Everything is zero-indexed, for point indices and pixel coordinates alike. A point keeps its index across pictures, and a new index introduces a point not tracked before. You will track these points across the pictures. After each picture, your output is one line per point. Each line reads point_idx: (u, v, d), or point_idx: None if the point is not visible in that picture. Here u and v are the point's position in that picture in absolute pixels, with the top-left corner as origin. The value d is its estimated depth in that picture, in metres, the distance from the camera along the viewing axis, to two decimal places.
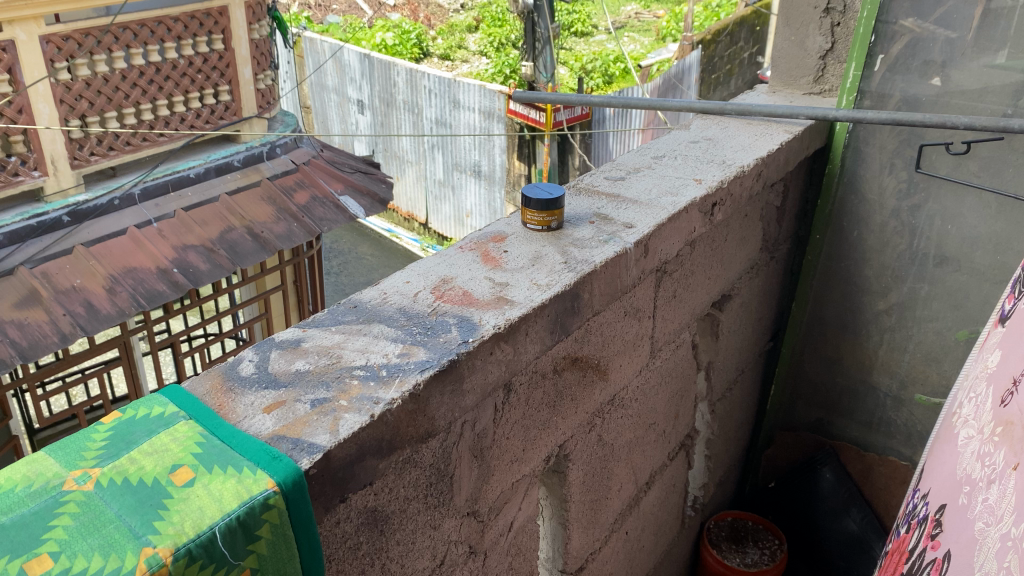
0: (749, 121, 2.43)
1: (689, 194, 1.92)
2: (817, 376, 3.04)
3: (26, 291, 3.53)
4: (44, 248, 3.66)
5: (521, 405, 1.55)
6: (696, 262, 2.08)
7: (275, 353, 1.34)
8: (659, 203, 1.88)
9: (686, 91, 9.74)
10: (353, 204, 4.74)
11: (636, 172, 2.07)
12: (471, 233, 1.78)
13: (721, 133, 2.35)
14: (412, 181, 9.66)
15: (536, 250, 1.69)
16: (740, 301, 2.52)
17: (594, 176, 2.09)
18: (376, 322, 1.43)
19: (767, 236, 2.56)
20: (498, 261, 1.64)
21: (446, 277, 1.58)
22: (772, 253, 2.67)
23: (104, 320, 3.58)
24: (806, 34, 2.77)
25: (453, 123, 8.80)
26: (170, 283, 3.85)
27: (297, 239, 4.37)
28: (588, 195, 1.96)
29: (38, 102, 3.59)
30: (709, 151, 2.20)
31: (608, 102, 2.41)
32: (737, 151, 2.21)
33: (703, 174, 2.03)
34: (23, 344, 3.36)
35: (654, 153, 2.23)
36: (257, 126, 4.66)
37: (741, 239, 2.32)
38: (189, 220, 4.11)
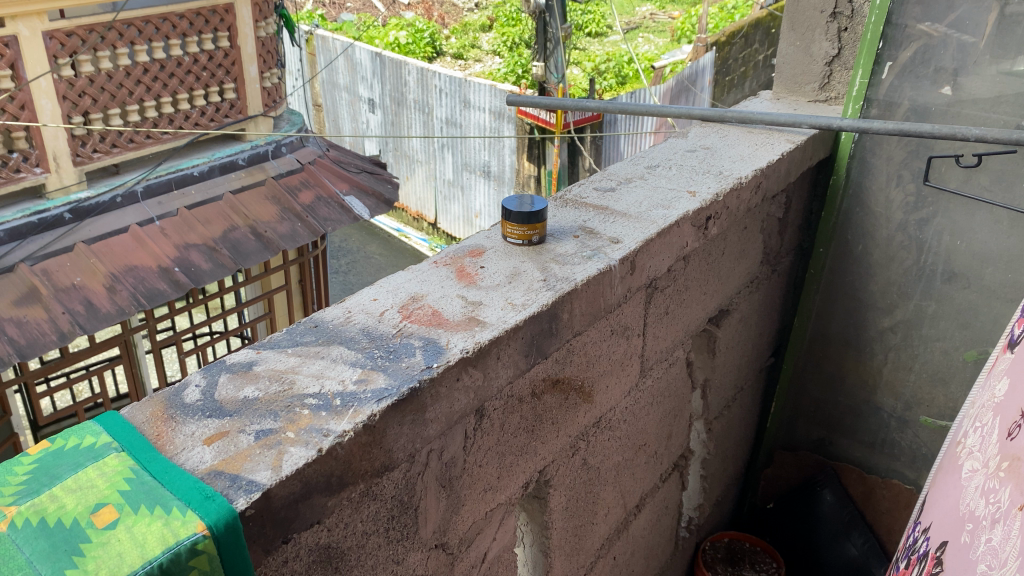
0: (750, 130, 2.38)
1: (682, 207, 1.87)
2: (818, 393, 2.98)
3: (26, 288, 3.50)
4: (44, 245, 3.64)
5: (495, 431, 1.51)
6: (689, 279, 2.03)
7: (223, 377, 1.29)
8: (649, 216, 1.83)
9: (699, 94, 9.67)
10: (357, 205, 4.68)
11: (626, 183, 2.02)
12: (448, 247, 1.74)
13: (719, 142, 2.30)
14: (421, 181, 9.62)
15: (514, 266, 1.64)
16: (738, 317, 2.47)
17: (584, 187, 2.04)
18: (336, 344, 1.38)
19: (769, 248, 2.51)
20: (473, 277, 1.60)
21: (416, 294, 1.54)
22: (773, 265, 2.61)
23: (103, 319, 3.55)
24: (812, 40, 2.73)
25: (464, 123, 8.76)
26: (171, 282, 3.82)
27: (301, 239, 4.33)
28: (576, 207, 1.91)
29: (41, 98, 3.57)
30: (706, 161, 2.14)
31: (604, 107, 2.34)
32: (735, 162, 2.15)
33: (697, 186, 1.98)
34: (21, 343, 3.34)
35: (648, 162, 2.18)
36: (263, 124, 4.63)
37: (739, 253, 2.27)
38: (192, 219, 4.08)
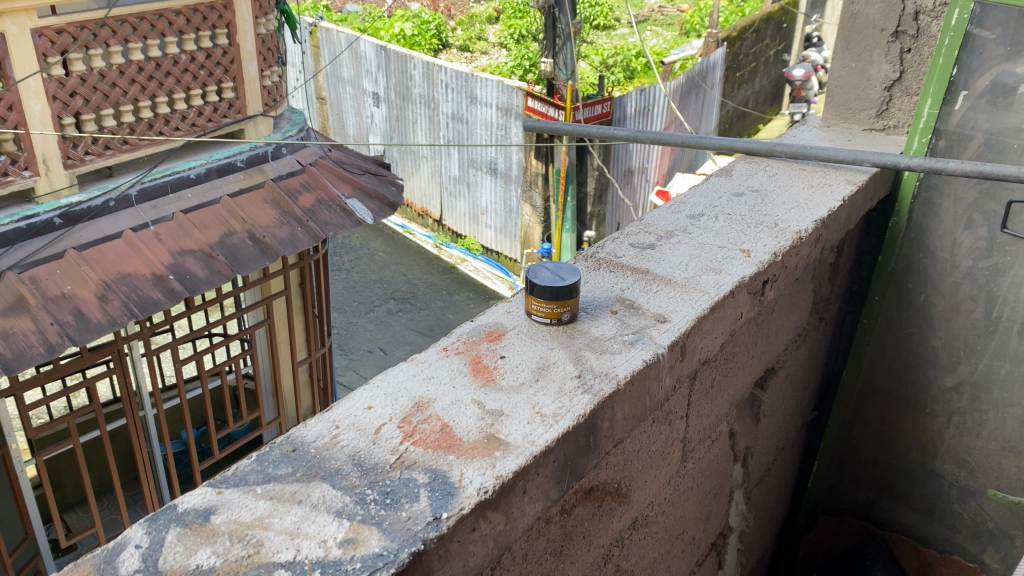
0: (802, 167, 2.46)
1: (737, 271, 1.88)
2: (870, 456, 3.07)
3: (13, 297, 3.35)
4: (33, 252, 3.47)
5: (519, 566, 1.43)
6: (733, 358, 2.00)
7: (172, 534, 1.14)
8: (700, 285, 1.82)
9: (709, 90, 9.50)
10: (360, 208, 4.53)
11: (667, 239, 2.03)
12: (464, 328, 1.68)
13: (767, 182, 2.37)
14: (426, 176, 9.45)
15: (541, 356, 1.58)
16: (784, 373, 2.45)
17: (618, 242, 2.04)
18: (319, 482, 1.24)
19: (818, 297, 2.55)
20: (491, 374, 1.52)
21: (420, 400, 1.45)
22: (821, 313, 2.64)
23: (94, 330, 3.41)
24: (870, 61, 2.79)
25: (470, 118, 8.59)
26: (165, 291, 3.67)
27: (301, 244, 4.18)
28: (612, 270, 1.90)
29: (30, 98, 3.41)
30: (756, 208, 2.20)
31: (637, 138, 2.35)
32: (791, 209, 2.19)
33: (746, 243, 2.01)
34: (7, 356, 3.19)
35: (691, 211, 2.21)
36: (263, 124, 4.49)
37: (787, 314, 2.27)
38: (188, 223, 3.93)
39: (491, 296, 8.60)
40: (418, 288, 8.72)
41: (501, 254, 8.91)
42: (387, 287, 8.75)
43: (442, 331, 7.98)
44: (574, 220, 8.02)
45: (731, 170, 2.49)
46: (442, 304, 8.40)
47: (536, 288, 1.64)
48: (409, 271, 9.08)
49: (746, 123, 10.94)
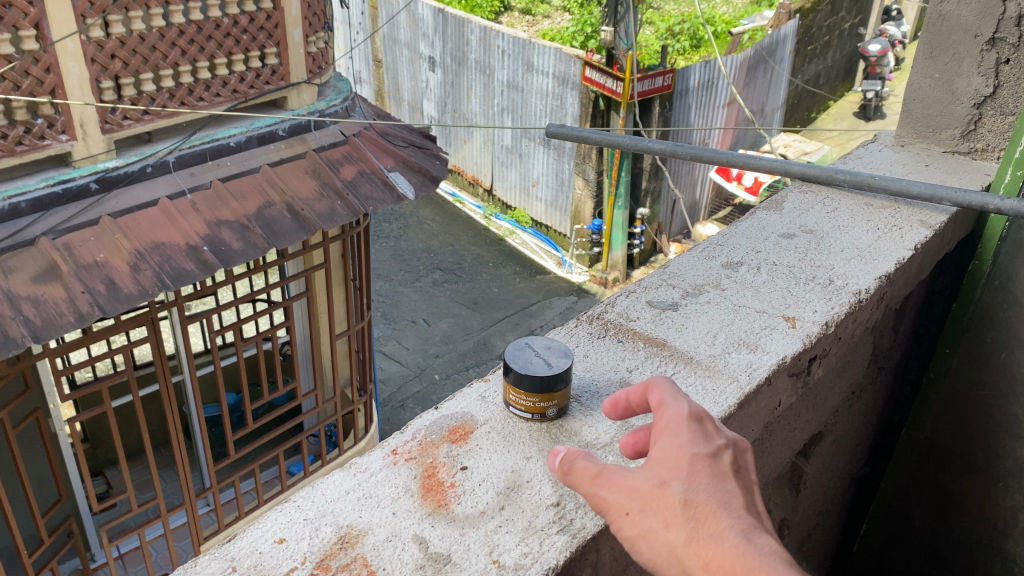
0: (870, 201, 2.57)
1: (780, 351, 1.83)
2: (926, 525, 2.74)
3: (46, 264, 3.30)
4: (68, 217, 3.43)
5: None
6: (772, 444, 1.96)
7: None
8: (728, 369, 1.77)
9: (777, 66, 9.09)
10: (402, 182, 4.38)
11: (693, 299, 2.04)
12: (422, 422, 1.63)
13: (824, 222, 2.45)
14: (479, 145, 9.29)
15: (510, 471, 1.51)
16: (831, 438, 2.32)
17: (635, 300, 2.04)
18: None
19: (878, 349, 2.43)
20: (447, 501, 1.44)
21: (351, 530, 1.37)
22: (881, 365, 2.50)
23: (125, 301, 3.34)
24: (960, 74, 2.88)
25: (526, 86, 8.37)
26: (198, 262, 3.59)
27: (339, 219, 4.06)
28: (632, 341, 1.87)
29: (67, 60, 3.32)
30: (809, 255, 2.26)
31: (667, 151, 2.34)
32: (847, 260, 2.23)
33: (791, 308, 2.01)
34: (37, 323, 3.15)
35: (727, 258, 2.25)
36: (306, 92, 4.36)
37: (837, 384, 2.20)
38: (226, 192, 3.85)
39: (538, 271, 8.45)
40: (464, 259, 8.61)
41: (551, 229, 8.73)
42: (433, 257, 8.66)
43: (485, 304, 7.86)
44: (626, 196, 7.79)
45: (780, 203, 2.58)
46: (487, 277, 8.29)
47: (515, 377, 1.60)
48: (456, 241, 8.97)
49: (814, 100, 10.48)
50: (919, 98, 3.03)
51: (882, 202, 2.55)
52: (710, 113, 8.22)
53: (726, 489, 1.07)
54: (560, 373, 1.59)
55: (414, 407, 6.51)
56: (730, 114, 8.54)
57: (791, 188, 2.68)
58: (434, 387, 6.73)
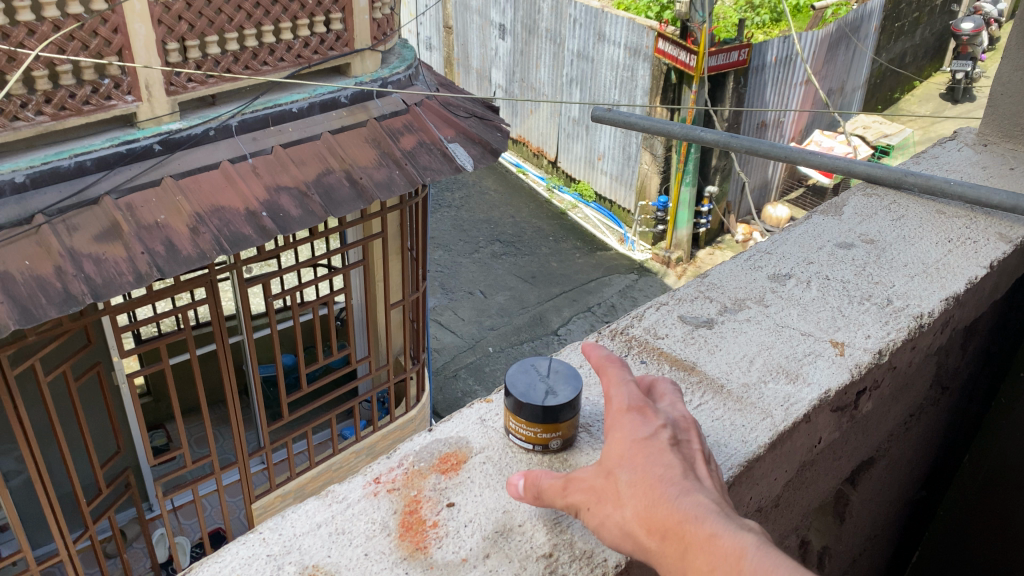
0: (942, 209, 2.44)
1: (822, 381, 1.73)
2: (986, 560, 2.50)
3: (108, 223, 3.35)
4: (131, 177, 3.48)
5: None
6: (815, 475, 1.87)
7: None
8: (762, 403, 1.66)
9: (860, 43, 8.72)
10: (461, 153, 4.32)
11: (729, 316, 1.93)
12: (411, 448, 1.60)
13: (888, 232, 2.32)
14: (546, 116, 9.17)
15: (498, 511, 1.45)
16: (884, 464, 2.20)
17: (667, 313, 1.95)
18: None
19: (942, 369, 2.27)
20: (426, 544, 1.39)
21: (317, 570, 1.35)
22: (946, 386, 2.34)
23: (183, 263, 3.38)
24: None
25: (596, 57, 8.19)
26: (257, 227, 3.61)
27: (397, 188, 4.03)
28: (661, 361, 1.78)
29: (134, 21, 3.33)
30: (866, 270, 2.14)
31: (728, 142, 2.33)
32: (910, 278, 2.10)
33: (841, 331, 1.89)
34: (97, 282, 3.20)
35: (777, 270, 2.14)
36: (370, 59, 4.33)
37: (893, 409, 2.07)
38: (287, 158, 3.86)
39: (599, 247, 8.34)
40: (525, 232, 8.54)
41: (615, 204, 8.59)
42: (494, 228, 8.62)
43: (544, 278, 7.80)
44: (695, 173, 7.56)
45: (840, 209, 2.45)
46: (547, 251, 8.22)
47: (515, 402, 1.54)
48: (518, 213, 8.91)
49: (898, 80, 10.03)
50: (1006, 91, 2.84)
51: (955, 213, 2.40)
52: (787, 91, 7.93)
53: (662, 460, 1.21)
54: (563, 402, 1.51)
55: (467, 378, 6.51)
56: (807, 93, 8.22)
57: (856, 193, 2.54)
58: (487, 359, 6.73)
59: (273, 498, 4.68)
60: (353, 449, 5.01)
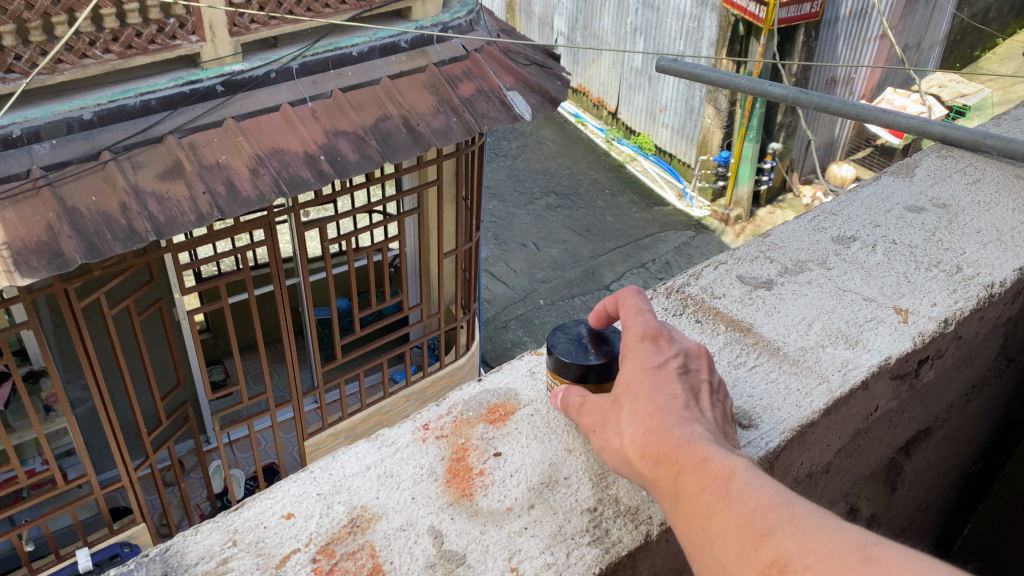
0: (1020, 175, 2.36)
1: (881, 348, 1.71)
2: None
3: (171, 161, 3.42)
4: (194, 117, 3.54)
5: None
6: (868, 443, 1.84)
7: None
8: (819, 367, 1.66)
9: None
10: (520, 102, 4.26)
11: (790, 277, 1.93)
12: (459, 400, 1.70)
13: (962, 195, 2.26)
14: (607, 66, 9.01)
15: (543, 463, 1.54)
16: (941, 434, 2.16)
17: (727, 274, 1.95)
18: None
19: (1009, 340, 2.18)
20: (471, 491, 1.49)
21: (365, 510, 1.46)
22: (1012, 357, 2.24)
23: (242, 204, 3.44)
24: None
25: (662, 6, 7.98)
26: (314, 171, 3.64)
27: (454, 136, 4.00)
28: (717, 321, 1.79)
29: None
30: (936, 235, 2.09)
31: (796, 99, 2.24)
32: (980, 248, 2.03)
33: (905, 298, 1.86)
34: (161, 220, 3.27)
35: (843, 233, 2.10)
36: (430, 3, 4.28)
37: (955, 378, 2.02)
38: (345, 102, 3.87)
39: (656, 202, 8.22)
40: (581, 184, 8.47)
41: (675, 158, 8.43)
42: (550, 180, 8.57)
43: (598, 232, 7.74)
44: (759, 129, 7.43)
45: (912, 173, 2.39)
46: (603, 205, 8.14)
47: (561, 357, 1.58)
48: (574, 165, 8.84)
49: (980, 37, 9.56)
50: None
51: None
52: (860, 46, 7.63)
53: (669, 390, 1.29)
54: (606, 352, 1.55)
55: (516, 329, 6.54)
56: (881, 49, 7.89)
57: (930, 154, 2.46)
58: (537, 311, 6.74)
59: (325, 437, 4.82)
60: (403, 394, 5.11)
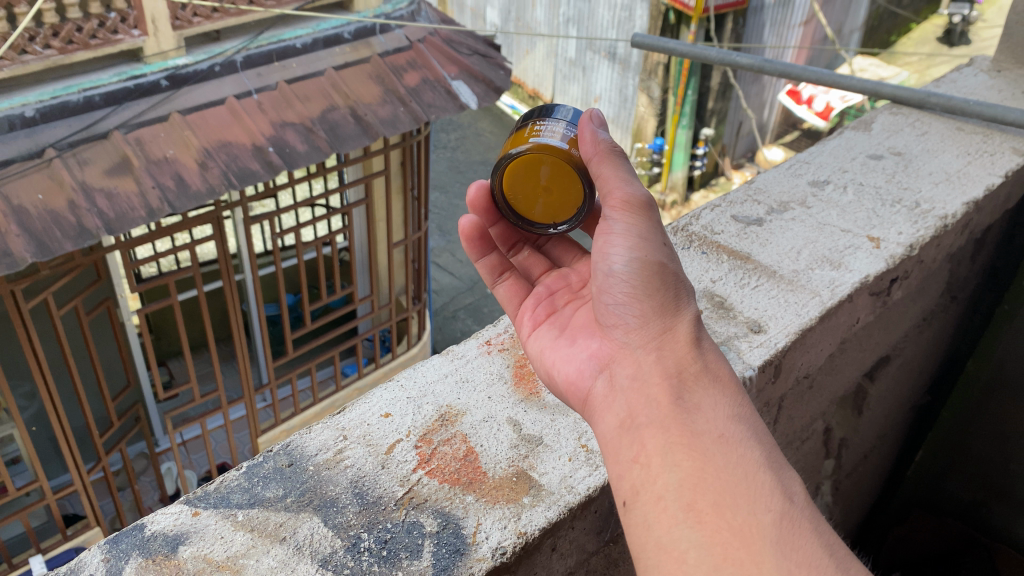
0: (960, 126, 2.44)
1: (861, 270, 1.83)
2: (983, 453, 2.52)
3: (118, 157, 3.38)
4: (139, 112, 3.50)
5: None
6: (841, 364, 1.97)
7: (132, 566, 1.16)
8: (810, 284, 1.78)
9: None
10: (465, 91, 4.34)
11: (778, 215, 2.03)
12: (501, 325, 1.69)
13: (913, 145, 2.36)
14: (542, 56, 9.16)
15: None
16: (899, 363, 2.31)
17: (720, 213, 2.04)
18: (309, 516, 1.24)
19: (954, 278, 2.33)
20: (534, 387, 1.51)
21: (448, 413, 1.45)
22: (955, 294, 2.41)
23: (193, 198, 3.42)
24: None
25: None
26: (264, 163, 3.65)
27: (401, 125, 4.05)
28: (716, 252, 1.89)
29: None
30: (896, 177, 2.20)
31: (762, 67, 2.49)
32: (936, 183, 2.16)
33: (876, 228, 1.98)
34: (110, 216, 3.24)
35: (814, 175, 2.22)
36: None
37: (911, 304, 2.16)
38: (291, 94, 3.88)
39: None
40: None
41: None
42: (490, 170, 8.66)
43: None
44: (692, 115, 7.60)
45: (871, 123, 2.50)
46: None
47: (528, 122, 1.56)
48: None
49: (895, 22, 10.02)
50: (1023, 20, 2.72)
51: (978, 127, 2.40)
52: (785, 32, 7.93)
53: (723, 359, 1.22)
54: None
55: (465, 318, 6.62)
56: (806, 33, 8.24)
57: (884, 110, 2.57)
58: (486, 299, 6.83)
59: (279, 433, 4.83)
60: (355, 386, 5.14)
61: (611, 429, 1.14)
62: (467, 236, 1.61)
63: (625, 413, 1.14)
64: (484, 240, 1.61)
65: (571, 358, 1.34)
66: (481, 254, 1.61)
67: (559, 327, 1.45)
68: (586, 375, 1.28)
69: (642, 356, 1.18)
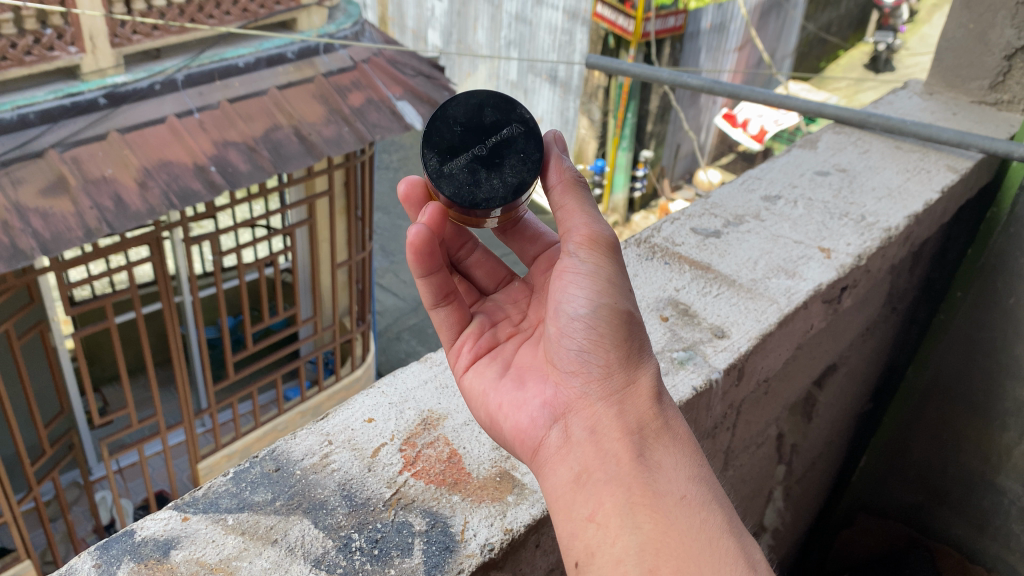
0: (899, 145, 2.55)
1: (814, 280, 1.89)
2: (923, 456, 2.63)
3: (54, 176, 3.29)
4: (76, 130, 3.43)
5: None
6: (793, 372, 2.03)
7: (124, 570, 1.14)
8: (768, 292, 1.85)
9: (791, 10, 9.00)
10: (411, 110, 4.36)
11: (735, 227, 2.09)
12: None
13: (857, 162, 2.46)
14: (483, 78, 9.25)
15: None
16: (845, 370, 2.39)
17: (680, 226, 2.10)
18: (299, 518, 1.24)
19: (894, 289, 2.43)
20: None
21: (431, 419, 1.45)
22: (895, 305, 2.50)
23: (132, 218, 3.33)
24: (991, 27, 2.73)
25: (534, 20, 8.25)
26: (206, 183, 3.58)
27: (346, 144, 4.03)
28: (675, 262, 1.95)
29: None
30: (842, 192, 2.28)
31: (712, 87, 2.57)
32: (880, 199, 2.25)
33: (826, 240, 2.06)
34: (46, 237, 3.13)
35: (765, 191, 2.29)
36: (317, 14, 4.39)
37: (856, 313, 2.24)
38: (234, 113, 3.85)
39: None
40: None
41: None
42: None
43: None
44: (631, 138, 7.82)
45: (816, 143, 2.59)
46: None
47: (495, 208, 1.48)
48: None
49: (824, 49, 10.40)
50: (951, 47, 2.86)
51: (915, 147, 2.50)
52: (720, 56, 8.18)
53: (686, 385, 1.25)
54: (514, 129, 1.46)
55: (410, 338, 6.59)
56: (740, 58, 8.53)
57: (828, 130, 2.67)
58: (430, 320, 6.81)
59: (219, 458, 4.69)
60: (298, 409, 5.06)
61: (564, 483, 1.16)
62: (415, 249, 1.40)
63: (579, 467, 1.16)
64: (433, 256, 1.42)
65: (522, 404, 1.30)
66: (428, 272, 1.43)
67: (502, 364, 1.42)
68: (539, 424, 1.27)
69: (603, 409, 1.20)
